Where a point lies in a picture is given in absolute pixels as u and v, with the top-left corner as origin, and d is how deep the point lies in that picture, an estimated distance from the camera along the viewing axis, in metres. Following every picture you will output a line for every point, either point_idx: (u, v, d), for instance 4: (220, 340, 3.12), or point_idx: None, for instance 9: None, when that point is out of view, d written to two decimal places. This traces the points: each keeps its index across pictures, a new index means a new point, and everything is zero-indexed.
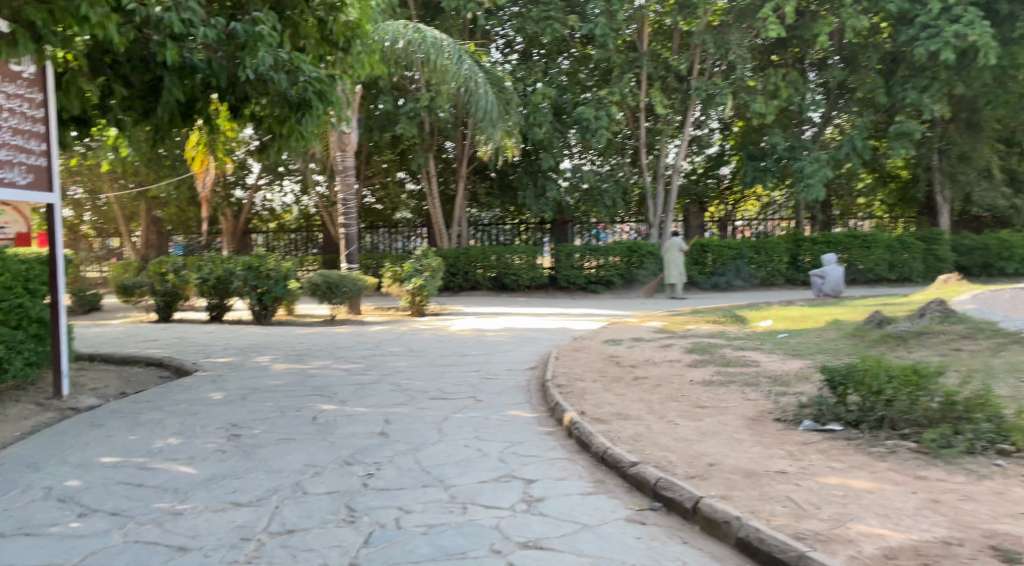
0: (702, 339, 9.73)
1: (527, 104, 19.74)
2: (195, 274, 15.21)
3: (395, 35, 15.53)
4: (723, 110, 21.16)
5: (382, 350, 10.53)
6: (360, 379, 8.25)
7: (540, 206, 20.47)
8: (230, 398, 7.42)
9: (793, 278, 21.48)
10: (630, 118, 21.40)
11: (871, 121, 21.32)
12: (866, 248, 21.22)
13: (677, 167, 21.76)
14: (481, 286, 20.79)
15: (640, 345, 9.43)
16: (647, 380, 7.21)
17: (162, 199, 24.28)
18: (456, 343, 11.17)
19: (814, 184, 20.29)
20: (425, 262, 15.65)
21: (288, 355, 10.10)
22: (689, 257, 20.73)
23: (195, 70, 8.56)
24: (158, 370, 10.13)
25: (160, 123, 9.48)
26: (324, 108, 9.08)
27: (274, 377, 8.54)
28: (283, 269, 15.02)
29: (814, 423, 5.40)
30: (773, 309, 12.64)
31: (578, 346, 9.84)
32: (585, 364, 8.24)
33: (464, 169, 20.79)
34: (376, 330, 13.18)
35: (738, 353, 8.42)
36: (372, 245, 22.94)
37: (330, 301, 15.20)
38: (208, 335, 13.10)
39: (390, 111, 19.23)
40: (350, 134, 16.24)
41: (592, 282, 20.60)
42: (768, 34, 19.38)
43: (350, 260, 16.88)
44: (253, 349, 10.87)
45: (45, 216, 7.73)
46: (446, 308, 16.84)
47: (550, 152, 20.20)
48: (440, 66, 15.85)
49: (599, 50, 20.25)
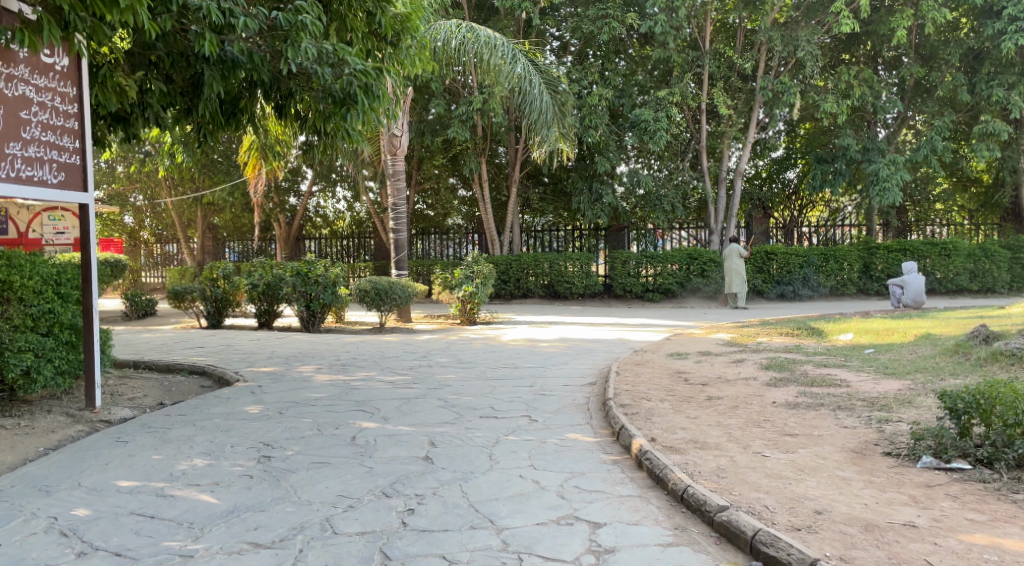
0: (776, 353, 8.96)
1: (583, 107, 19.04)
2: (245, 280, 14.83)
3: (447, 35, 15.00)
4: (790, 112, 20.24)
5: (430, 361, 9.91)
6: (406, 393, 7.66)
7: (595, 212, 19.72)
8: (267, 412, 6.84)
9: (866, 287, 20.46)
10: (690, 120, 20.54)
11: (951, 121, 20.30)
12: (945, 256, 20.13)
13: (740, 171, 20.90)
14: (534, 293, 20.19)
15: (708, 360, 8.70)
16: (722, 400, 6.49)
17: (215, 204, 24.12)
18: (508, 354, 10.53)
19: (889, 189, 19.50)
20: (476, 269, 15.08)
21: (333, 365, 9.58)
22: (751, 264, 19.82)
23: (236, 65, 8.00)
24: (200, 379, 9.64)
25: (202, 121, 9.01)
26: (370, 103, 8.43)
27: (315, 390, 7.97)
28: (332, 276, 14.55)
29: (935, 460, 4.63)
30: (850, 322, 11.81)
31: (640, 359, 9.13)
32: (651, 381, 7.53)
33: (517, 173, 20.18)
34: (426, 339, 12.62)
35: (821, 370, 7.65)
36: (424, 252, 22.32)
37: (379, 308, 14.67)
38: (255, 342, 12.64)
39: (444, 114, 18.74)
40: (401, 136, 15.82)
41: (649, 290, 19.82)
42: (841, 29, 18.57)
43: (400, 267, 16.37)
44: (297, 358, 10.36)
45: (79, 217, 7.24)
46: (498, 317, 16.22)
47: (605, 155, 19.47)
48: (495, 66, 15.28)
49: (659, 49, 19.51)
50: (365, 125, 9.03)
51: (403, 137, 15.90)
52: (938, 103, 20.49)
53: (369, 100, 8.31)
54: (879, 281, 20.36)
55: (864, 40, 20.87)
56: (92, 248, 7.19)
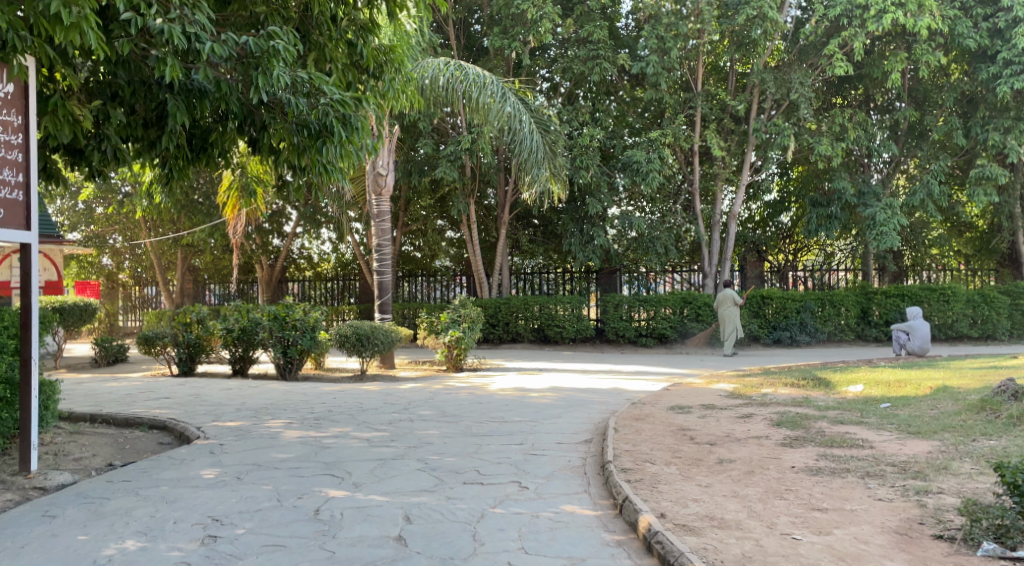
0: (786, 408, 8.34)
1: (573, 147, 18.53)
2: (220, 324, 14.10)
3: (435, 72, 14.59)
4: (785, 154, 19.83)
5: (411, 413, 9.21)
6: (384, 452, 6.97)
7: (586, 253, 19.14)
8: (224, 477, 6.14)
9: (864, 333, 19.90)
10: (682, 161, 20.08)
11: (947, 165, 19.95)
12: (945, 301, 19.60)
13: (734, 214, 20.38)
14: (523, 337, 19.51)
15: (713, 414, 8.05)
16: (735, 465, 5.84)
17: (195, 246, 23.41)
18: (496, 405, 9.84)
19: (887, 232, 18.99)
20: (463, 312, 14.39)
21: (306, 418, 8.87)
22: (747, 309, 19.21)
23: (204, 94, 7.40)
24: (160, 435, 8.90)
25: (166, 155, 8.36)
26: (348, 136, 7.79)
27: (283, 449, 7.26)
28: (311, 320, 13.80)
29: (998, 546, 3.98)
30: (858, 373, 11.20)
31: (639, 413, 8.46)
32: (653, 439, 6.87)
33: (506, 215, 19.65)
34: (409, 388, 11.92)
35: (838, 430, 7.04)
36: (410, 294, 21.68)
37: (360, 354, 13.94)
38: (226, 392, 11.89)
39: (431, 155, 18.18)
40: (387, 176, 15.24)
41: (642, 335, 19.18)
42: (835, 71, 18.23)
43: (384, 310, 15.67)
44: (269, 411, 9.63)
45: (21, 258, 6.59)
46: (486, 363, 15.51)
47: (596, 198, 18.91)
48: (483, 104, 14.78)
49: (650, 90, 19.12)
50: (344, 160, 8.40)
51: (389, 176, 15.33)
52: (933, 147, 20.18)
53: (348, 133, 7.67)
54: (877, 327, 19.81)
55: (859, 82, 20.57)
56: (35, 292, 6.63)
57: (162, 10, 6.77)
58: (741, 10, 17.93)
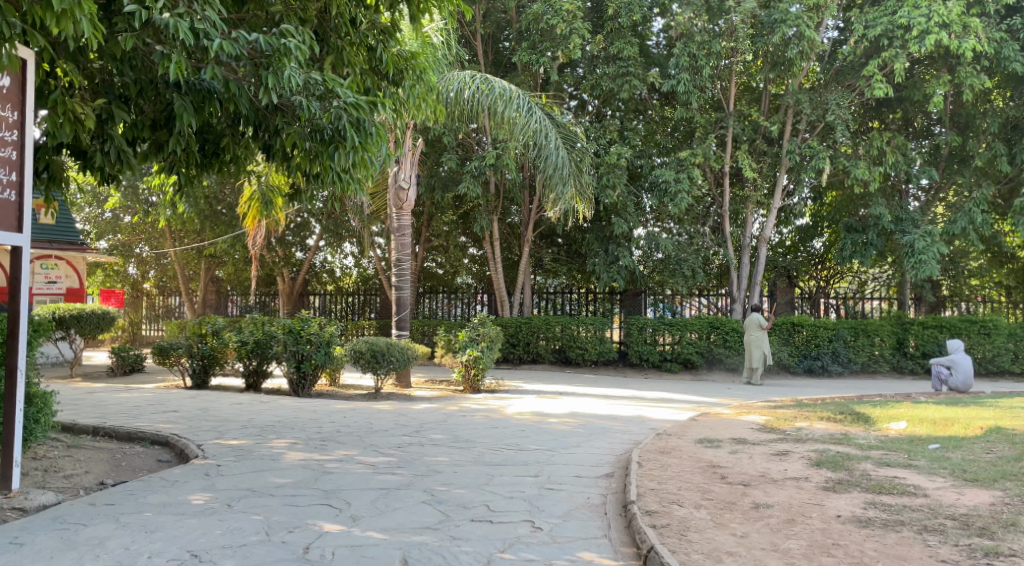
0: (823, 447, 7.80)
1: (601, 165, 18.04)
2: (234, 336, 13.69)
3: (460, 85, 14.19)
4: (819, 178, 19.24)
5: (423, 436, 8.73)
6: (390, 480, 6.48)
7: (611, 274, 18.59)
8: (214, 503, 5.68)
9: (900, 365, 19.22)
10: (713, 183, 19.54)
11: (989, 193, 19.27)
12: (985, 334, 18.87)
13: (766, 237, 19.76)
14: (544, 359, 18.99)
15: (746, 451, 7.55)
16: (772, 512, 5.32)
17: (216, 257, 23.10)
18: (513, 430, 9.34)
19: (926, 261, 18.30)
20: (482, 331, 13.89)
21: (312, 439, 8.40)
22: (778, 335, 18.58)
23: (212, 95, 6.96)
24: (160, 452, 8.44)
25: (175, 160, 7.92)
26: (363, 142, 7.34)
27: (282, 472, 6.79)
28: (326, 334, 13.34)
29: None
30: (898, 410, 10.73)
31: (665, 446, 7.95)
32: (680, 477, 6.35)
33: (530, 234, 19.20)
34: (423, 408, 11.44)
35: (883, 475, 6.51)
36: (431, 311, 21.24)
37: (376, 372, 13.46)
38: (235, 407, 11.46)
39: (455, 170, 17.77)
40: (408, 190, 14.84)
41: (667, 360, 18.57)
42: (875, 94, 17.67)
43: (402, 326, 15.22)
44: (274, 429, 9.16)
45: (10, 262, 6.17)
46: (506, 384, 15.00)
47: (622, 218, 18.40)
48: (509, 119, 14.36)
49: (681, 108, 18.61)
50: (359, 167, 7.95)
51: (410, 190, 14.91)
52: (975, 174, 19.50)
53: (363, 140, 7.24)
54: (913, 359, 19.11)
55: (899, 106, 19.96)
56: (23, 298, 6.22)
57: (168, 4, 6.33)
58: (777, 28, 17.39)
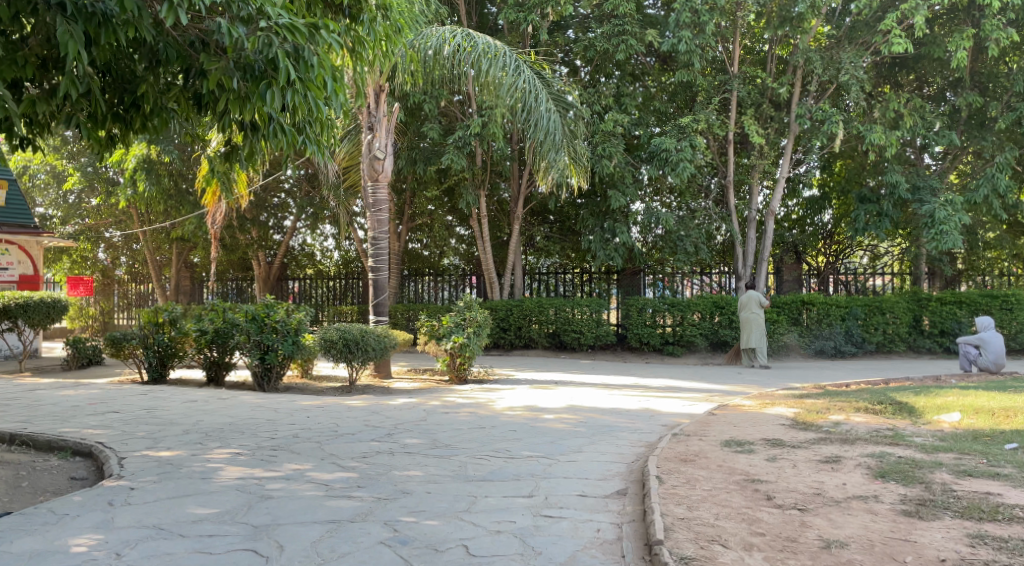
0: (881, 451, 6.44)
1: (596, 134, 16.55)
2: (192, 325, 12.08)
3: (440, 41, 12.64)
4: (830, 143, 17.83)
5: (395, 442, 7.28)
6: (344, 507, 5.06)
7: (607, 252, 17.13)
8: (102, 555, 4.25)
9: (916, 345, 17.90)
10: (716, 152, 18.05)
11: (1013, 157, 18.00)
12: (1008, 310, 17.60)
13: (774, 209, 18.20)
14: (537, 343, 17.57)
15: (789, 458, 6.17)
16: (849, 556, 3.98)
17: (185, 239, 21.37)
18: (502, 432, 7.88)
19: (948, 231, 16.92)
20: (468, 315, 12.45)
21: (259, 448, 6.91)
22: (787, 315, 17.16)
23: (107, 18, 5.50)
24: (76, 467, 6.94)
25: (78, 111, 6.38)
26: (304, 79, 5.91)
27: (209, 495, 5.35)
28: (293, 322, 11.81)
29: None
30: (942, 398, 9.40)
31: (687, 451, 6.55)
32: (716, 499, 4.96)
33: (521, 209, 17.78)
34: (401, 404, 9.97)
35: (970, 491, 5.15)
36: (416, 294, 19.76)
37: (349, 362, 11.86)
38: (186, 405, 9.91)
39: (438, 141, 16.26)
40: (384, 160, 13.37)
41: (668, 343, 17.17)
42: (894, 50, 16.25)
43: (380, 312, 13.68)
44: (219, 434, 7.65)
45: None
46: (496, 373, 13.55)
47: (620, 190, 16.91)
48: (494, 78, 12.80)
49: (681, 70, 17.06)
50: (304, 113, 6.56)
51: (386, 161, 13.43)
52: (997, 138, 18.18)
53: (305, 75, 5.81)
54: (930, 337, 17.82)
55: (916, 65, 18.68)
56: None
57: None
58: None
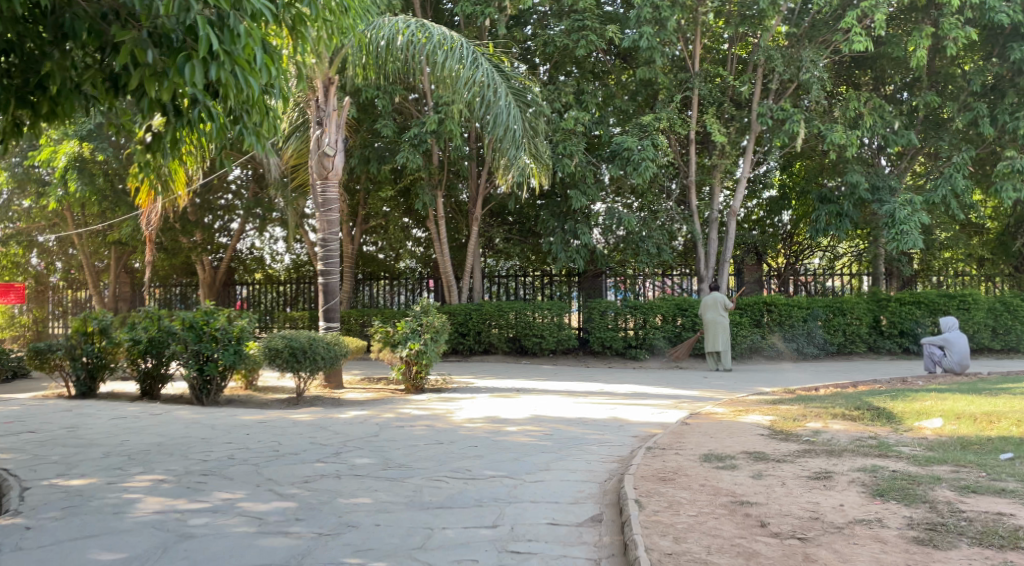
0: (871, 463, 5.96)
1: (555, 132, 15.98)
2: (125, 335, 11.23)
3: (393, 31, 12.05)
4: (791, 143, 17.54)
5: (344, 462, 6.63)
6: (278, 548, 4.44)
7: (568, 254, 16.64)
8: None
9: (877, 345, 17.62)
10: (677, 150, 17.60)
11: (972, 157, 17.88)
12: (965, 310, 17.43)
13: (735, 210, 17.84)
14: (496, 348, 16.96)
15: (775, 474, 5.66)
16: None
17: (125, 243, 20.34)
18: (461, 448, 7.27)
19: (909, 231, 16.67)
20: (425, 321, 11.79)
21: (188, 474, 6.22)
22: (750, 317, 16.77)
23: None
24: None
25: None
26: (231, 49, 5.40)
27: (122, 536, 4.69)
28: (234, 329, 11.05)
29: None
30: (922, 402, 8.97)
31: (664, 467, 6.01)
32: (701, 529, 4.43)
33: (479, 211, 17.19)
34: (352, 417, 9.29)
35: (980, 512, 4.66)
36: (370, 299, 19.03)
37: (296, 373, 11.08)
38: (114, 422, 9.11)
39: (392, 139, 15.57)
40: (334, 157, 12.67)
41: (630, 347, 16.67)
42: (856, 47, 15.96)
43: (331, 318, 12.92)
44: (145, 457, 6.93)
45: None
46: (453, 381, 12.91)
47: (580, 189, 16.35)
48: (449, 71, 12.14)
49: (643, 67, 16.58)
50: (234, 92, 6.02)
51: (337, 158, 12.74)
52: (955, 137, 18.07)
53: (232, 46, 5.27)
54: (890, 338, 17.56)
55: (875, 65, 18.52)
56: None
57: None
58: None
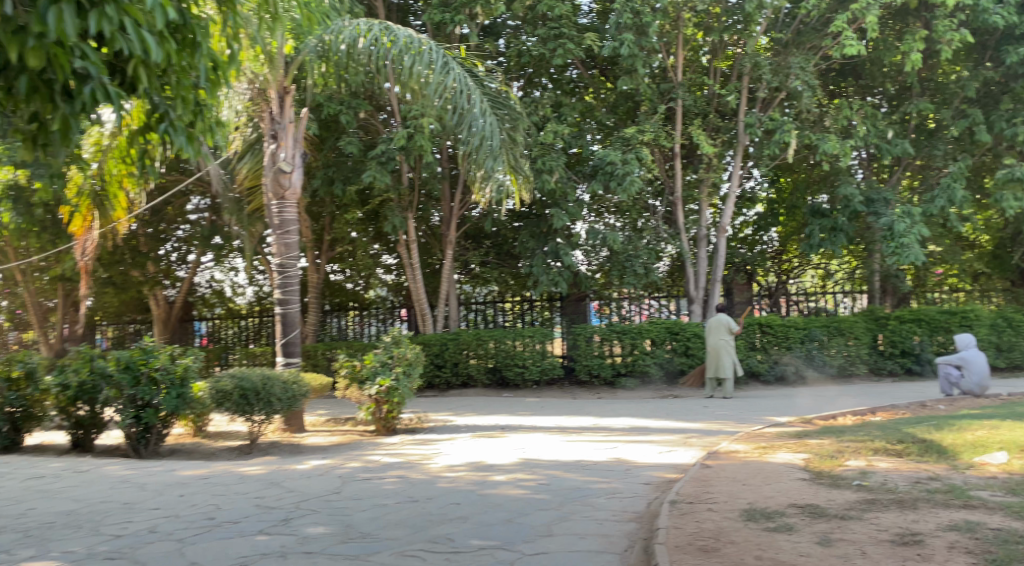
0: (961, 518, 4.73)
1: (533, 145, 14.73)
2: (52, 379, 9.79)
3: (354, 35, 10.79)
4: (783, 154, 16.45)
5: (295, 533, 5.32)
6: None
7: (550, 277, 15.31)
8: None
9: (878, 367, 16.35)
10: (661, 164, 16.34)
11: (969, 165, 16.88)
12: (967, 326, 16.41)
13: (724, 227, 16.72)
14: (475, 381, 15.58)
15: (844, 537, 4.43)
16: None
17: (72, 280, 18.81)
18: (441, 507, 5.95)
19: (908, 245, 15.49)
20: (396, 353, 10.47)
21: (92, 558, 4.90)
22: (744, 340, 15.71)
23: None
24: None
25: None
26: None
27: None
28: (177, 368, 9.66)
29: None
30: (973, 434, 7.75)
31: (698, 530, 4.77)
32: None
33: (452, 234, 15.97)
34: (311, 468, 7.94)
35: None
36: (339, 331, 17.71)
37: (249, 416, 9.70)
38: (28, 483, 7.69)
39: (357, 158, 14.25)
40: (292, 175, 11.34)
41: (619, 374, 15.40)
42: (846, 51, 14.87)
43: (291, 354, 11.39)
44: (47, 533, 5.58)
45: None
46: (429, 419, 11.57)
47: (561, 208, 15.14)
48: (417, 76, 10.79)
49: (624, 77, 15.40)
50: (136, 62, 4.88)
51: (295, 175, 11.41)
52: (949, 146, 17.07)
53: None
54: (892, 359, 16.33)
55: (863, 72, 17.56)
56: None
57: None
58: None
